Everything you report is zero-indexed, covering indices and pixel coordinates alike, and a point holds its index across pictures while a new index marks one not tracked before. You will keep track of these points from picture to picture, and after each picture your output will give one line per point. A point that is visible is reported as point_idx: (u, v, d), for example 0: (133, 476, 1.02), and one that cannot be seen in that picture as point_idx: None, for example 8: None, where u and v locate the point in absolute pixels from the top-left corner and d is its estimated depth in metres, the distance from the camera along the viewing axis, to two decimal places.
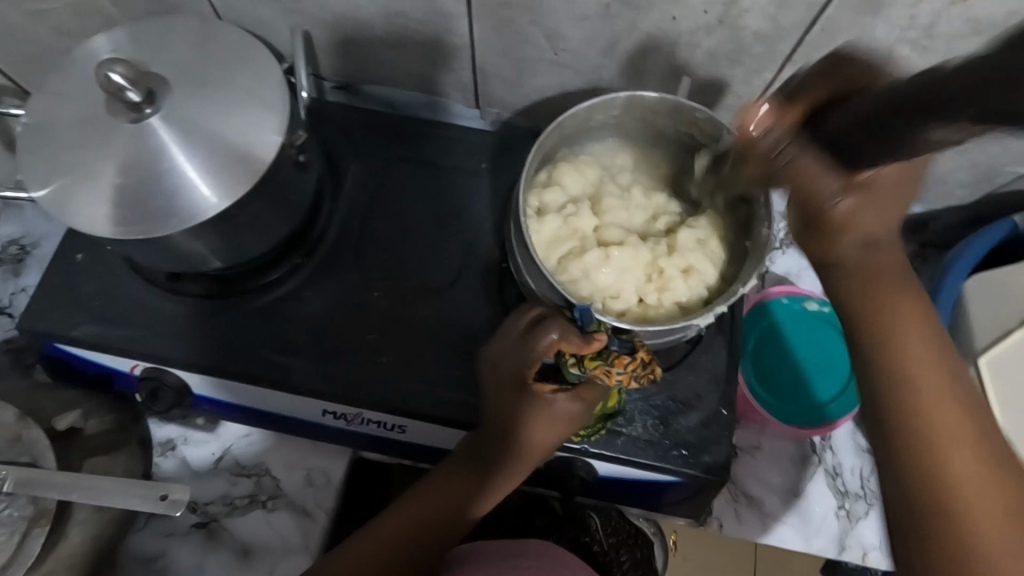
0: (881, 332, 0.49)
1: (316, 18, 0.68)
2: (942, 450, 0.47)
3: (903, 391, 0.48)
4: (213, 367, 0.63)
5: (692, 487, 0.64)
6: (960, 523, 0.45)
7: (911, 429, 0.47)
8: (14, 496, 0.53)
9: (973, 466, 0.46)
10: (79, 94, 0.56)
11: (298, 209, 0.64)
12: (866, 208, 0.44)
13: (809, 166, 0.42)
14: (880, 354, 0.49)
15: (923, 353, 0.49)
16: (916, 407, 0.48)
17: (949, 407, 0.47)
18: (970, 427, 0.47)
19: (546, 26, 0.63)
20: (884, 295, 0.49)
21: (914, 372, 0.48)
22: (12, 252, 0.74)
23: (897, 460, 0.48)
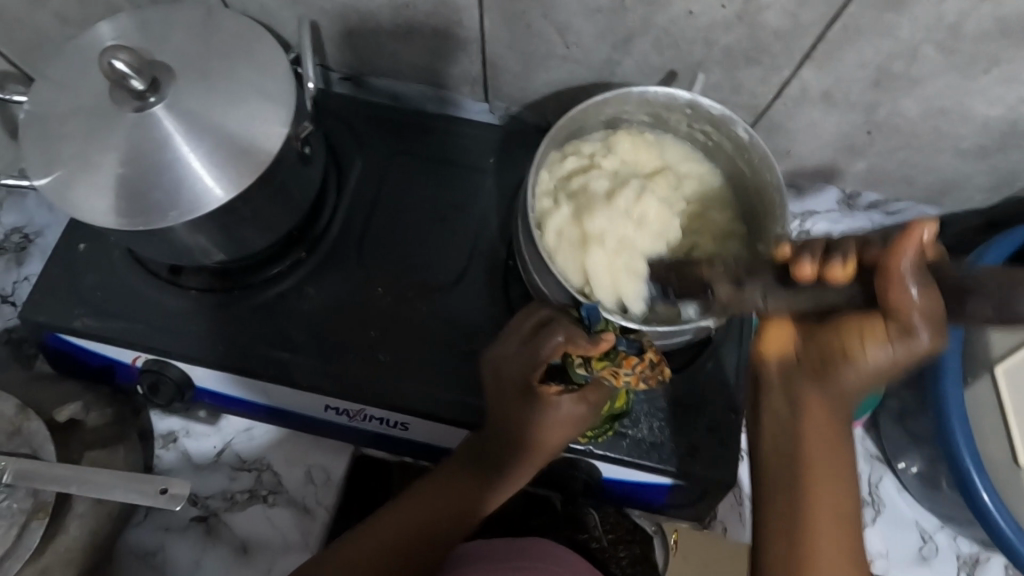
0: (798, 450, 0.44)
1: (324, 9, 0.67)
2: (809, 556, 0.43)
3: (787, 487, 0.44)
4: (215, 360, 0.62)
5: (696, 492, 0.63)
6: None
7: (803, 525, 0.43)
8: (14, 488, 0.53)
9: (835, 549, 0.43)
10: (83, 82, 0.55)
11: (303, 203, 0.63)
12: (904, 359, 0.40)
13: (916, 291, 0.37)
14: (790, 473, 0.44)
15: (824, 447, 0.44)
16: (797, 489, 0.44)
17: (829, 498, 0.44)
18: (838, 507, 0.44)
19: (559, 20, 0.62)
20: (811, 400, 0.44)
21: (802, 464, 0.44)
22: (14, 241, 0.74)
23: (792, 559, 0.43)
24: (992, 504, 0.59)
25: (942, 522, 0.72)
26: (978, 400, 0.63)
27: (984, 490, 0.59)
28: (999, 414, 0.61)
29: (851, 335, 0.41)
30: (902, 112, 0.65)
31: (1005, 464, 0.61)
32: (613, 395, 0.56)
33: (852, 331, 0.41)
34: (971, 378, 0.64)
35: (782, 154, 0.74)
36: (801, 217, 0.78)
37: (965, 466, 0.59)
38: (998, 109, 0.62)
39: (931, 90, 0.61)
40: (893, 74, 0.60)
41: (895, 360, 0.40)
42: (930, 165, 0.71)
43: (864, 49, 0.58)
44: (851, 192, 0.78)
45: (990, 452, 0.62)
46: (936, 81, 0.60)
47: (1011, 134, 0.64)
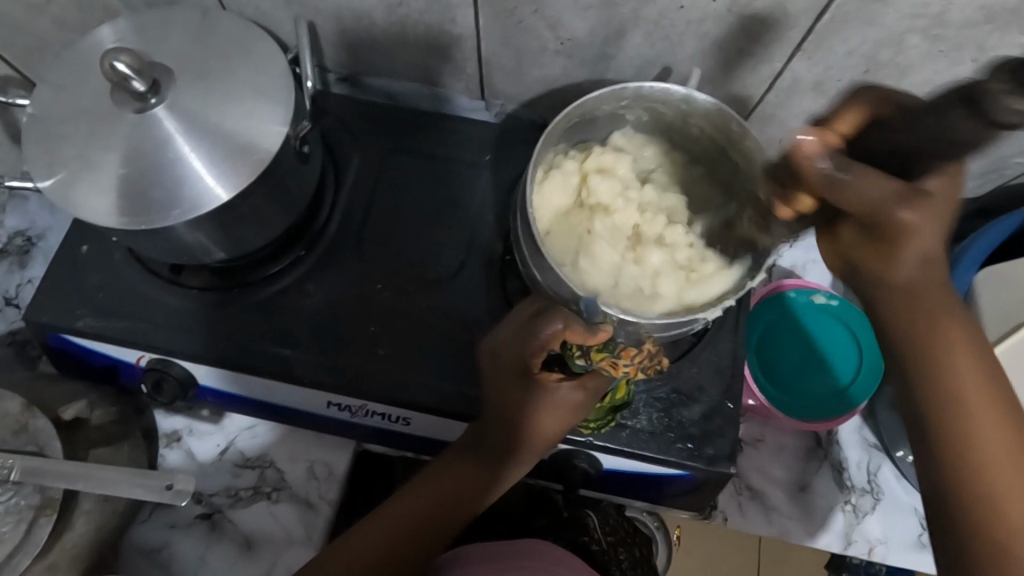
0: (916, 334, 0.54)
1: (320, 8, 0.68)
2: (971, 417, 0.51)
3: (932, 372, 0.52)
4: (217, 358, 0.63)
5: (696, 481, 0.64)
6: (994, 512, 0.49)
7: (957, 416, 0.51)
8: (22, 484, 0.54)
9: (998, 425, 0.50)
10: (83, 85, 0.56)
11: (302, 201, 0.64)
12: (929, 219, 0.49)
13: (868, 184, 0.47)
14: (919, 347, 0.53)
15: (961, 347, 0.53)
16: (932, 351, 0.53)
17: (977, 376, 0.52)
18: (970, 349, 0.53)
19: (551, 15, 0.63)
20: (930, 290, 0.54)
21: (934, 352, 0.53)
22: (17, 244, 0.75)
23: (949, 449, 0.51)
24: None
25: None
26: None
27: None
28: None
29: (915, 242, 0.51)
30: None
31: None
32: (614, 385, 0.58)
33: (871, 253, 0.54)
34: None
35: (776, 144, 0.74)
36: None
37: None
38: None
39: (920, 78, 0.62)
40: (882, 63, 0.61)
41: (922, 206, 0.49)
42: None
43: (852, 39, 0.59)
44: None
45: None
46: (924, 69, 0.61)
47: None
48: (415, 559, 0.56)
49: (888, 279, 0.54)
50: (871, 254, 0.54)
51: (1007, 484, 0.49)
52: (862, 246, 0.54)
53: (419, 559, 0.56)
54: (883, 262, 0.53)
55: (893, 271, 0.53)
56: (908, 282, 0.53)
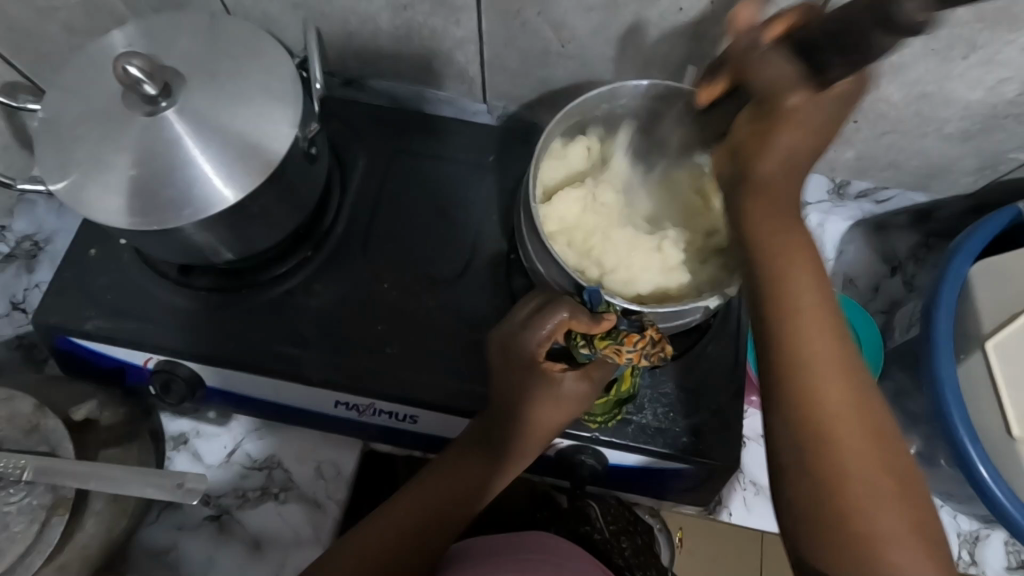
0: (767, 313, 0.46)
1: (325, 12, 0.69)
2: (820, 389, 0.44)
3: (788, 355, 0.45)
4: (225, 359, 0.64)
5: (700, 476, 0.65)
6: (852, 513, 0.43)
7: (810, 412, 0.44)
8: (34, 484, 0.54)
9: (852, 415, 0.44)
10: (94, 88, 0.57)
11: (309, 202, 0.65)
12: (813, 109, 0.43)
13: (772, 62, 0.44)
14: (777, 322, 0.45)
15: (820, 326, 0.45)
16: (790, 318, 0.45)
17: (835, 367, 0.44)
18: (835, 334, 0.45)
19: (553, 18, 0.64)
20: (791, 237, 0.46)
21: (795, 324, 0.45)
22: (25, 248, 0.75)
23: (799, 434, 0.44)
24: (989, 474, 0.61)
25: (942, 500, 0.73)
26: (971, 375, 0.65)
27: (980, 463, 0.61)
28: (992, 388, 0.63)
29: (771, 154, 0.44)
30: (887, 98, 0.67)
31: (1001, 436, 0.62)
32: (619, 376, 0.58)
33: (743, 126, 0.45)
34: (963, 354, 0.66)
35: None
36: None
37: (962, 440, 0.62)
38: (979, 93, 0.64)
39: (915, 75, 0.63)
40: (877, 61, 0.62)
41: (835, 105, 0.43)
42: (917, 150, 0.73)
43: None
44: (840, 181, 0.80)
45: (987, 425, 0.63)
46: (918, 66, 0.62)
47: (992, 117, 0.66)
48: (428, 549, 0.56)
49: (748, 228, 0.46)
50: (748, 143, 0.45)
51: (874, 478, 0.43)
52: (744, 121, 0.45)
53: (430, 552, 0.57)
54: (756, 156, 0.44)
55: (759, 172, 0.45)
56: (771, 177, 0.45)
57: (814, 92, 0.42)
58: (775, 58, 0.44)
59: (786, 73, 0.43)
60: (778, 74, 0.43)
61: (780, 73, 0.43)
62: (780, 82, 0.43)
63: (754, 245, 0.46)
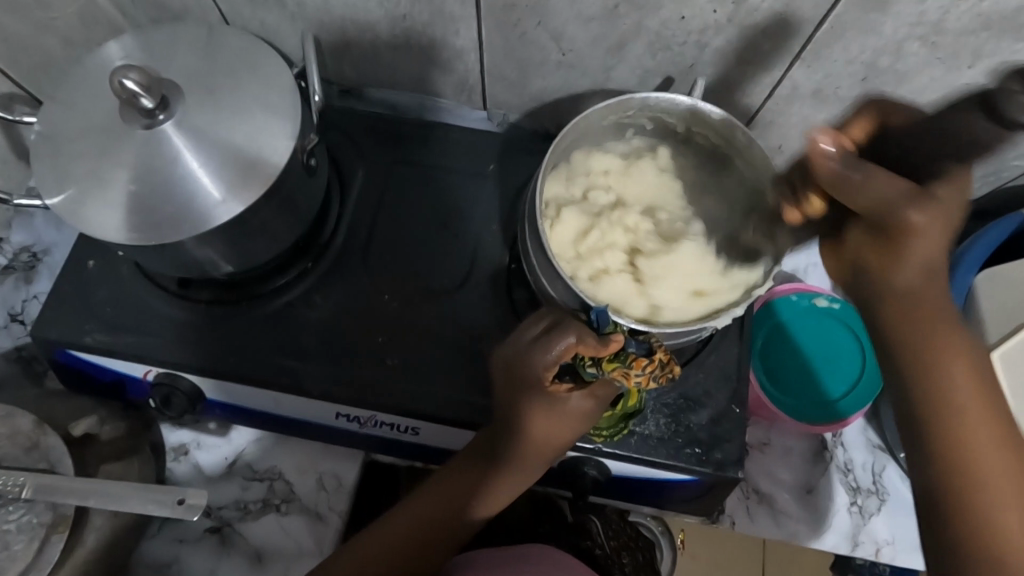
0: (936, 402, 0.51)
1: (324, 22, 0.69)
2: (931, 347, 0.52)
3: (923, 382, 0.52)
4: (226, 372, 0.63)
5: (704, 487, 0.64)
6: (959, 443, 0.50)
7: (959, 448, 0.50)
8: (34, 502, 0.54)
9: (994, 448, 0.50)
10: (91, 101, 0.56)
11: (309, 214, 0.65)
12: (935, 222, 0.49)
13: (878, 178, 0.49)
14: (872, 286, 0.53)
15: (977, 402, 0.51)
16: (912, 300, 0.52)
17: (941, 323, 0.52)
18: (928, 277, 0.51)
19: (554, 28, 0.64)
20: (920, 313, 0.52)
21: (892, 290, 0.53)
22: (23, 259, 0.75)
23: (922, 380, 0.52)
24: None
25: None
26: None
27: None
28: None
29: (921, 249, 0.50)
30: None
31: None
32: (625, 391, 0.58)
33: (867, 255, 0.53)
34: None
35: (776, 151, 0.75)
36: None
37: None
38: None
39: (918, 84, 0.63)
40: (880, 70, 0.62)
41: (914, 196, 0.49)
42: None
43: (851, 47, 0.60)
44: None
45: None
46: (922, 75, 0.62)
47: None
48: (435, 555, 0.58)
49: (888, 277, 0.52)
50: (887, 222, 0.50)
51: (975, 410, 0.51)
52: (863, 245, 0.53)
53: (427, 565, 0.57)
54: (889, 264, 0.52)
55: (902, 219, 0.49)
56: (907, 292, 0.52)
57: (930, 213, 0.49)
58: (879, 175, 0.49)
59: (886, 191, 0.49)
60: (884, 191, 0.49)
61: (885, 198, 0.50)
62: (896, 203, 0.49)
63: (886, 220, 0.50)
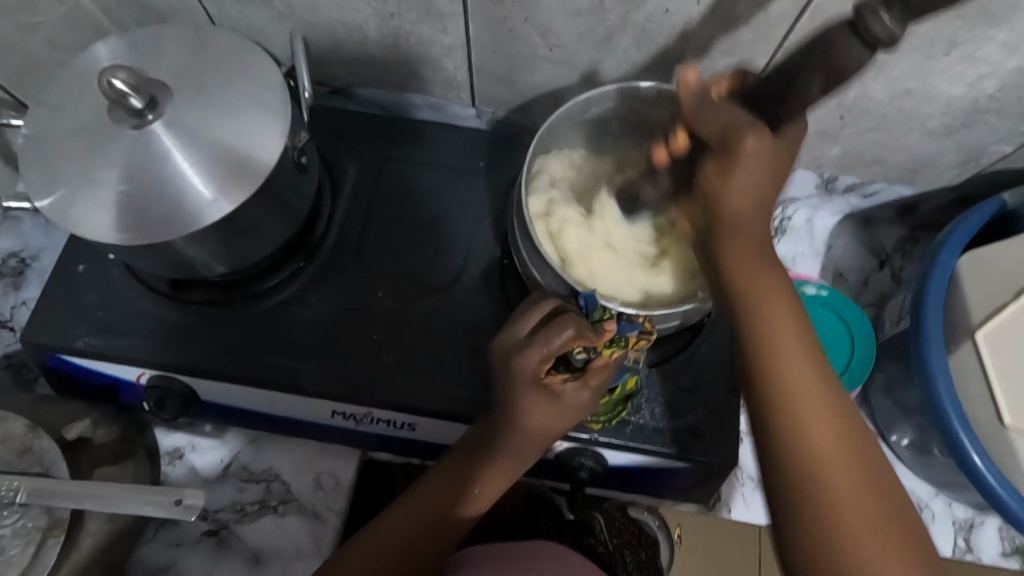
0: (776, 411, 0.46)
1: (312, 22, 0.69)
2: (780, 372, 0.46)
3: (786, 438, 0.46)
4: (220, 372, 0.63)
5: (699, 474, 0.65)
6: (837, 512, 0.44)
7: (795, 459, 0.45)
8: (28, 507, 0.54)
9: (840, 459, 0.45)
10: (79, 102, 0.56)
11: (301, 212, 0.65)
12: (760, 150, 0.47)
13: (712, 110, 0.48)
14: (737, 301, 0.48)
15: (814, 389, 0.46)
16: (767, 374, 0.47)
17: (802, 361, 0.47)
18: (801, 346, 0.47)
19: (540, 23, 0.64)
20: (759, 281, 0.48)
21: (773, 344, 0.47)
22: (11, 266, 0.74)
23: (769, 422, 0.46)
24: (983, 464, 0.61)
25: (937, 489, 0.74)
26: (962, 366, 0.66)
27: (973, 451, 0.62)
28: (983, 378, 0.63)
29: (745, 166, 0.47)
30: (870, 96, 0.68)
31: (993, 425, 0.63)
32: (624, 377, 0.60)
33: (709, 172, 0.49)
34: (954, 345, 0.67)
35: None
36: (783, 205, 0.83)
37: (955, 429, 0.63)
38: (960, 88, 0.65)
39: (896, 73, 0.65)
40: None
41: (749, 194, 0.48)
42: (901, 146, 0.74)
43: None
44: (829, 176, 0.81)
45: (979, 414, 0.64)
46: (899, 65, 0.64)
47: (974, 112, 0.68)
48: (429, 557, 0.57)
49: (719, 205, 0.48)
50: (708, 191, 0.49)
51: (842, 455, 0.45)
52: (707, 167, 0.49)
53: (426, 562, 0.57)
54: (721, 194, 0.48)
55: (725, 197, 0.48)
56: (736, 216, 0.48)
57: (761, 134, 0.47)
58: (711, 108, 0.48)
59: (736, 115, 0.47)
60: (727, 118, 0.47)
61: (730, 117, 0.47)
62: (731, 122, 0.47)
63: (759, 345, 0.47)
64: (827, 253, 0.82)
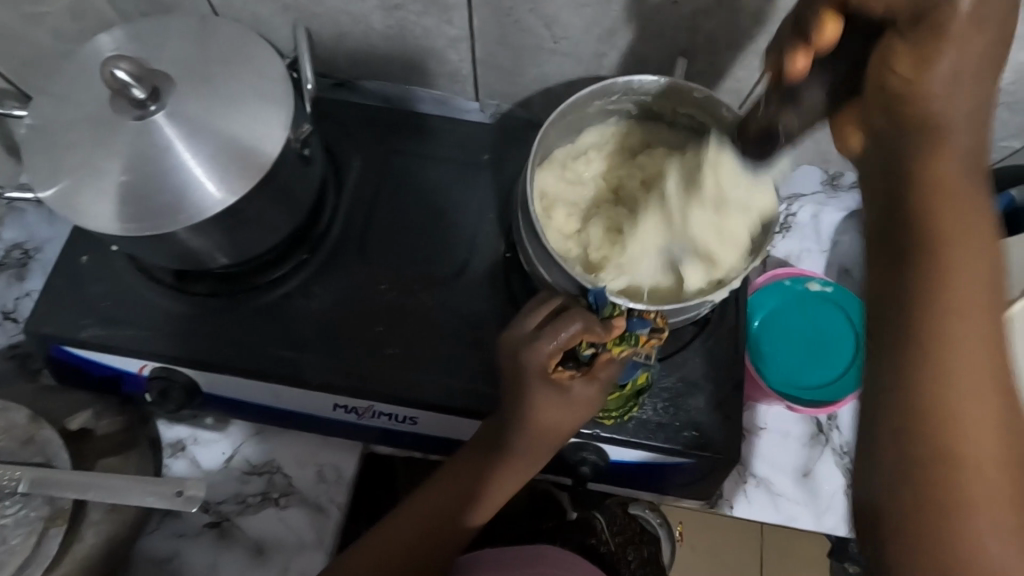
0: (908, 410, 0.33)
1: (318, 14, 0.69)
2: (949, 332, 0.33)
3: (928, 428, 0.33)
4: (224, 365, 0.63)
5: (704, 469, 0.65)
6: (963, 501, 0.32)
7: (937, 445, 0.33)
8: (31, 496, 0.54)
9: (996, 455, 0.32)
10: (85, 92, 0.56)
11: (304, 203, 0.64)
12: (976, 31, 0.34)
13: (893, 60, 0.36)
14: (917, 254, 0.34)
15: (982, 378, 0.33)
16: (942, 338, 0.33)
17: (974, 319, 0.33)
18: (983, 289, 0.33)
19: (546, 15, 0.64)
20: (959, 222, 0.34)
21: (949, 287, 0.33)
22: (15, 256, 0.74)
23: (910, 419, 0.33)
24: None
25: None
26: None
27: None
28: None
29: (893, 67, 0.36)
30: None
31: None
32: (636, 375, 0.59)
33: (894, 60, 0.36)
34: None
35: None
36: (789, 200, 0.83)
37: None
38: None
39: None
40: None
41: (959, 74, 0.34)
42: None
43: None
44: (834, 173, 0.83)
45: None
46: None
47: None
48: (442, 554, 0.57)
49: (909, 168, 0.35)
50: (894, 87, 0.36)
51: (997, 455, 0.32)
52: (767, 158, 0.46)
53: (442, 557, 0.58)
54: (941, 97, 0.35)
55: (922, 98, 0.35)
56: (940, 114, 0.35)
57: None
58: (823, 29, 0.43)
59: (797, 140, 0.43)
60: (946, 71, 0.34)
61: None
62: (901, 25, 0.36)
63: (918, 286, 0.34)
64: (832, 249, 0.82)
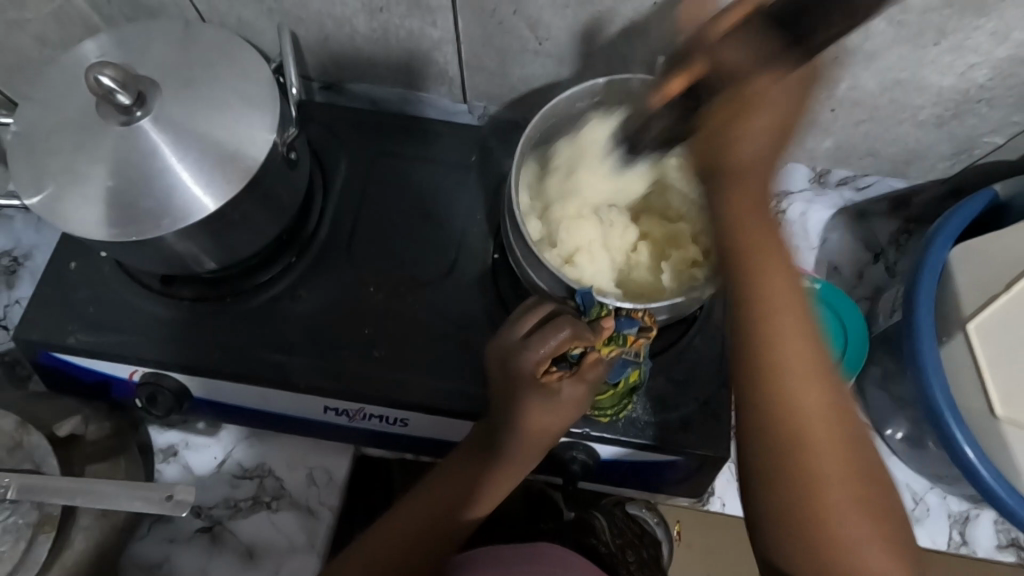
0: (790, 437, 0.47)
1: (303, 18, 0.69)
2: (800, 419, 0.47)
3: (789, 469, 0.47)
4: (213, 369, 0.63)
5: (694, 466, 0.65)
6: (823, 528, 0.46)
7: (804, 492, 0.47)
8: (19, 502, 0.54)
9: (841, 476, 0.47)
10: (69, 98, 0.56)
11: (291, 207, 0.65)
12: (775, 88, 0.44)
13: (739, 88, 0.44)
14: (749, 324, 0.48)
15: (822, 423, 0.47)
16: (778, 403, 0.48)
17: (816, 380, 0.47)
18: (806, 354, 0.48)
19: (529, 17, 0.64)
20: (757, 312, 0.48)
21: (779, 372, 0.47)
22: (4, 264, 0.74)
23: (773, 445, 0.48)
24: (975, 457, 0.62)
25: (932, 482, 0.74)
26: (954, 356, 0.66)
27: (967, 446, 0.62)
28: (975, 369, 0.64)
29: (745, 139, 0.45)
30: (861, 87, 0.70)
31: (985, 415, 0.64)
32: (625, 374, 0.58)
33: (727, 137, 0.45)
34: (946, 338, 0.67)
35: None
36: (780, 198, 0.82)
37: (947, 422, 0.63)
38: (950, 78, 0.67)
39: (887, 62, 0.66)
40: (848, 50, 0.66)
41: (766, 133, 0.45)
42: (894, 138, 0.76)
43: None
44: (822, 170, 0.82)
45: (972, 405, 0.65)
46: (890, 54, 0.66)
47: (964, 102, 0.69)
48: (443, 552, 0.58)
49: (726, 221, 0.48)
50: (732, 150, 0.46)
51: (844, 476, 0.47)
52: (713, 137, 0.46)
53: (439, 554, 0.58)
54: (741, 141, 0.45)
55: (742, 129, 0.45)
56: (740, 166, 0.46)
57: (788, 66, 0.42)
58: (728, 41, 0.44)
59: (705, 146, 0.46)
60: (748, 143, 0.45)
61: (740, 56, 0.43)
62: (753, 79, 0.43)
63: (759, 357, 0.48)
64: (821, 246, 0.81)
